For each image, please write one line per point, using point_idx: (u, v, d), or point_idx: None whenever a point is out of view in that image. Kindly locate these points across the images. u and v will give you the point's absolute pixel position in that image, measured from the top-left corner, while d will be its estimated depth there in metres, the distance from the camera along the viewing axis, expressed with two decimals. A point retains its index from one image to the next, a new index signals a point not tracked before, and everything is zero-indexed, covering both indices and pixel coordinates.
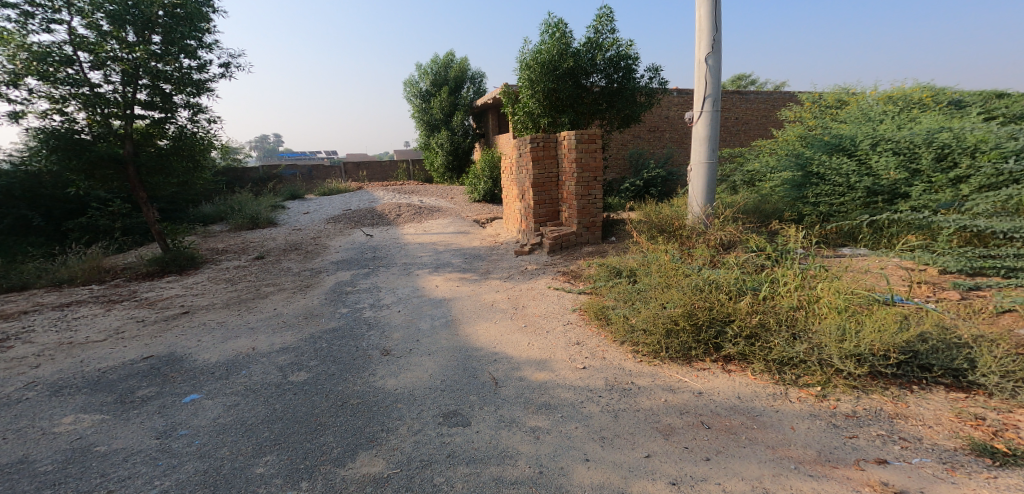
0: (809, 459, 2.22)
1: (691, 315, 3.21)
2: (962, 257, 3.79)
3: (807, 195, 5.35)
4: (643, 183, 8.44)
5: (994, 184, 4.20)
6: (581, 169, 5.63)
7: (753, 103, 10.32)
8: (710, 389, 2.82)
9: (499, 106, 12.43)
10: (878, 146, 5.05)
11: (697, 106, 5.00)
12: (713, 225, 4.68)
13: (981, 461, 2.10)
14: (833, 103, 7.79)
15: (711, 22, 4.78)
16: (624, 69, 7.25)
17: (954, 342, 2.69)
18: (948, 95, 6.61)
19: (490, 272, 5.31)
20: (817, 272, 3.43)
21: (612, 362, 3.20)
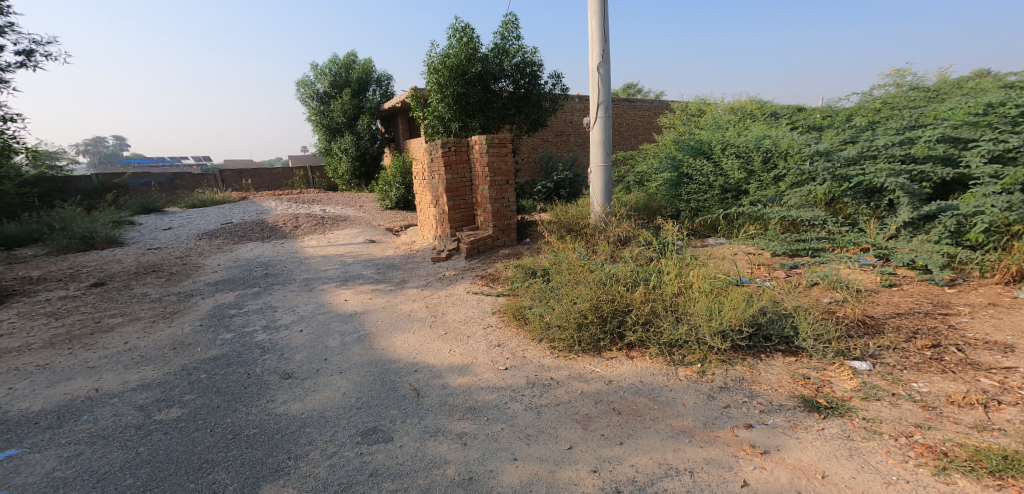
0: (698, 431, 2.49)
1: (598, 308, 3.44)
2: (784, 242, 4.57)
3: (682, 193, 5.97)
4: (554, 185, 8.72)
5: (798, 181, 5.12)
6: (494, 173, 5.77)
7: (640, 110, 11.18)
8: (617, 377, 3.04)
9: (407, 110, 12.26)
10: (726, 149, 5.92)
11: (592, 112, 5.32)
12: (612, 223, 5.03)
13: (812, 415, 2.50)
14: (695, 112, 8.81)
15: (602, 34, 5.13)
16: (529, 76, 7.55)
17: (782, 313, 3.19)
18: (771, 107, 7.91)
19: (405, 282, 5.25)
20: (690, 260, 3.87)
21: (532, 360, 3.33)
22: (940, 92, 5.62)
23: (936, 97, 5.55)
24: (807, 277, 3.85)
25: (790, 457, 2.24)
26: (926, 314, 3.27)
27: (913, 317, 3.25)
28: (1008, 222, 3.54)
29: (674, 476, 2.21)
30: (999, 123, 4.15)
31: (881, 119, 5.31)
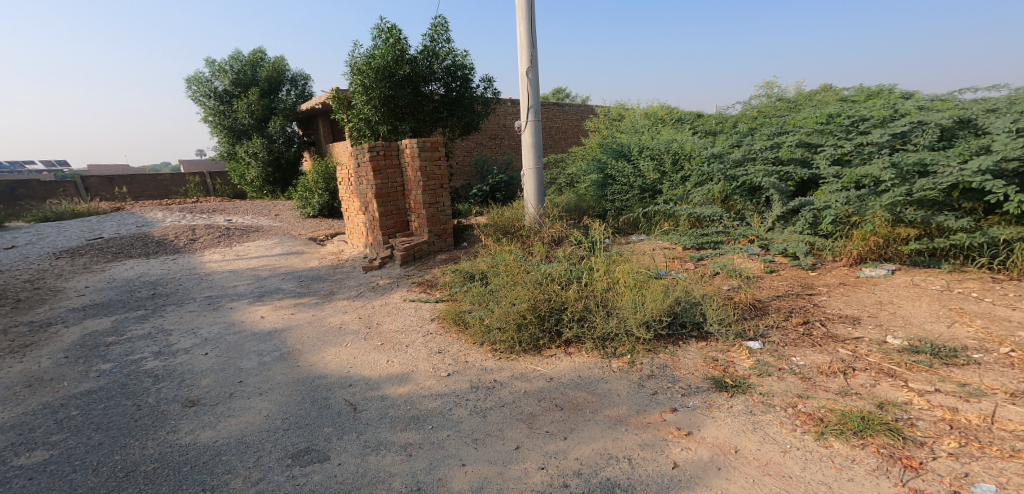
0: (631, 418, 2.63)
1: (536, 308, 3.53)
2: (691, 236, 4.98)
3: (607, 193, 6.22)
4: (489, 189, 8.77)
5: (700, 181, 5.63)
6: (427, 177, 5.73)
7: (568, 114, 11.56)
8: (557, 373, 3.13)
9: (329, 113, 11.91)
10: (642, 152, 6.32)
11: (523, 116, 5.43)
12: (546, 224, 5.16)
13: (722, 395, 2.73)
14: (615, 116, 9.29)
15: (529, 39, 5.24)
16: (461, 79, 7.54)
17: (692, 301, 3.46)
18: (676, 113, 8.60)
19: (334, 293, 5.09)
20: (614, 258, 4.09)
21: (474, 364, 3.35)
22: (795, 104, 6.50)
23: (790, 108, 6.43)
24: (713, 267, 4.19)
25: (710, 435, 2.43)
26: (798, 294, 3.75)
27: (787, 298, 3.71)
28: (847, 213, 4.17)
29: (614, 463, 2.32)
30: (833, 128, 4.71)
31: (759, 125, 5.90)
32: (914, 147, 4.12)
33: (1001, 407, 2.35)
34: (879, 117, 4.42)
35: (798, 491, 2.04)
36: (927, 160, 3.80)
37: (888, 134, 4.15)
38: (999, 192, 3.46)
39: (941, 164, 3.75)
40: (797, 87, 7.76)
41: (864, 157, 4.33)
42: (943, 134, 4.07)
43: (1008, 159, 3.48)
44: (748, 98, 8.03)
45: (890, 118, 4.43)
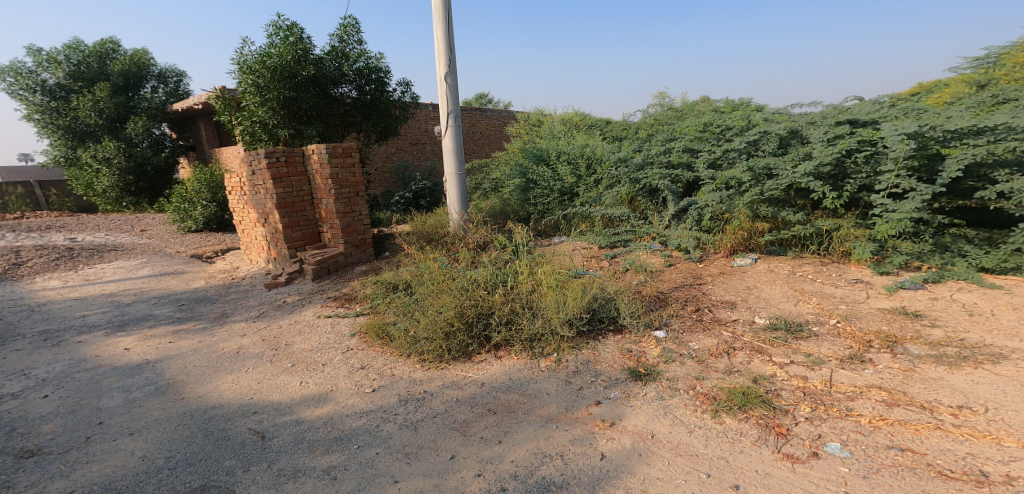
0: (561, 415, 2.71)
1: (463, 314, 3.53)
2: (604, 236, 5.24)
3: (530, 197, 6.37)
4: (412, 195, 8.62)
5: (610, 183, 5.88)
6: (340, 185, 5.54)
7: (491, 119, 11.69)
8: (488, 378, 3.16)
9: (211, 114, 10.66)
10: (559, 156, 6.55)
11: (443, 121, 5.41)
12: (471, 230, 5.18)
13: (638, 384, 2.91)
14: (535, 122, 9.57)
15: (446, 44, 5.23)
16: (376, 82, 7.35)
17: (608, 297, 3.66)
18: (592, 119, 9.05)
19: (229, 316, 4.73)
20: (537, 260, 4.20)
21: (402, 376, 3.29)
22: (682, 113, 7.05)
23: (677, 117, 6.98)
24: (624, 264, 4.43)
25: (630, 423, 2.58)
26: (691, 285, 4.11)
27: (683, 288, 4.05)
28: (722, 211, 4.75)
29: (548, 461, 2.38)
30: (706, 135, 5.19)
31: (655, 132, 6.32)
32: (763, 153, 4.67)
33: (837, 372, 2.86)
34: (739, 126, 4.91)
35: (704, 468, 2.27)
36: (771, 166, 4.40)
37: (745, 141, 4.68)
38: (820, 191, 4.17)
39: (780, 169, 4.36)
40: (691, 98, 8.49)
41: (728, 162, 4.90)
42: (781, 142, 4.65)
43: (824, 163, 4.15)
44: (650, 105, 8.58)
45: (746, 127, 4.95)
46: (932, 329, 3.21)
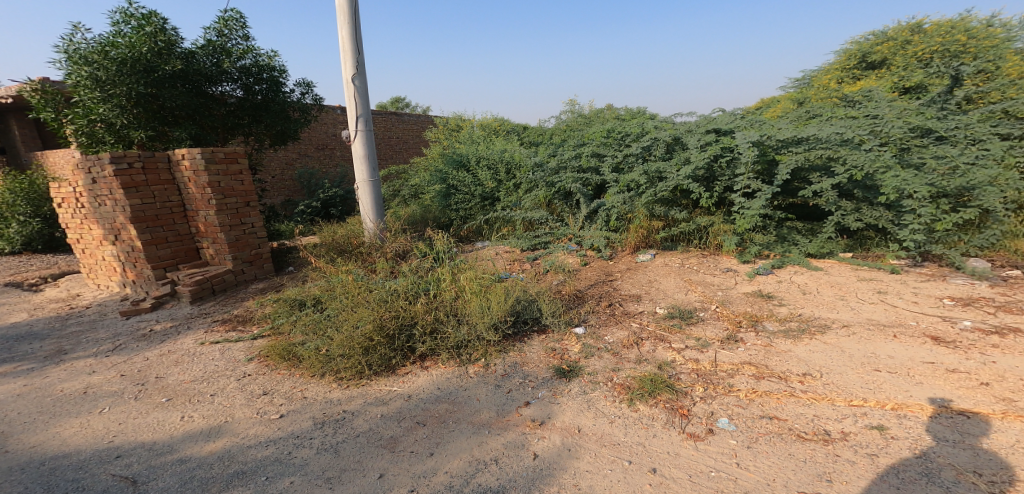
0: (493, 420, 2.72)
1: (382, 327, 3.40)
2: (527, 238, 5.37)
3: (451, 203, 6.32)
4: (321, 204, 8.17)
5: (530, 188, 6.03)
6: (224, 195, 5.14)
7: (408, 124, 11.47)
8: (415, 390, 3.09)
9: (26, 110, 9.07)
10: (479, 162, 6.59)
11: (351, 125, 5.20)
12: (388, 239, 5.02)
13: (564, 381, 3.01)
14: (454, 126, 9.57)
15: (353, 45, 5.04)
16: (267, 81, 6.52)
17: (531, 298, 3.73)
18: (511, 124, 9.24)
19: (65, 353, 4.04)
20: (459, 266, 4.18)
21: (316, 398, 3.10)
22: (590, 119, 7.40)
23: (587, 123, 7.33)
24: (544, 265, 4.59)
25: (559, 421, 2.67)
26: (604, 281, 4.32)
27: (598, 285, 4.24)
28: (626, 211, 5.03)
29: (483, 469, 2.37)
30: (608, 141, 5.45)
31: (567, 137, 6.58)
32: (654, 158, 5.05)
33: (719, 352, 3.18)
34: (636, 133, 5.27)
35: (625, 455, 2.40)
36: (661, 170, 4.79)
37: (640, 148, 5.04)
38: (698, 192, 4.58)
39: (668, 173, 4.73)
40: (600, 105, 8.97)
41: (628, 166, 5.22)
42: (667, 148, 5.03)
43: (698, 168, 4.58)
44: (563, 112, 8.92)
45: (641, 134, 5.31)
46: (779, 308, 3.72)
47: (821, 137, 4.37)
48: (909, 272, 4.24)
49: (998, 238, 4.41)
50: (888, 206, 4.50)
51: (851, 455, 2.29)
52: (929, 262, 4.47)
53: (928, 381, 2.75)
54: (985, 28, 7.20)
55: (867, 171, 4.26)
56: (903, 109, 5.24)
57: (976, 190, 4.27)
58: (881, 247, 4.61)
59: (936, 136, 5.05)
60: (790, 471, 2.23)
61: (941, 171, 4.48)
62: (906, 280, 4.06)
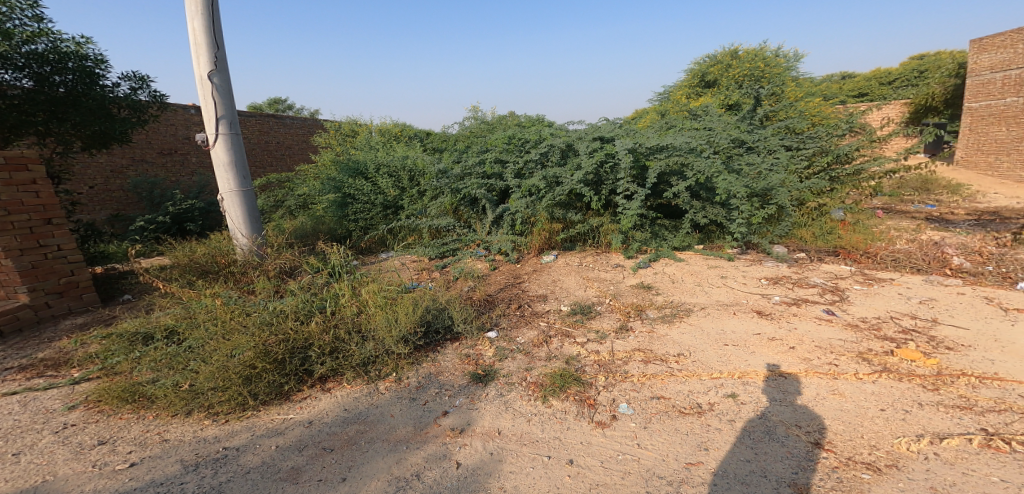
0: (410, 434, 2.62)
1: (267, 352, 3.00)
2: (435, 246, 5.37)
3: (348, 213, 6.00)
4: (172, 219, 7.01)
5: (434, 195, 5.94)
6: (9, 212, 4.13)
7: (291, 128, 10.57)
8: (317, 414, 2.83)
9: None
10: (379, 169, 6.33)
11: (209, 128, 4.56)
12: (269, 256, 4.47)
13: (481, 386, 3.04)
14: (350, 132, 9.29)
15: (209, 39, 4.43)
16: (79, 72, 5.28)
17: (441, 308, 3.68)
18: (411, 130, 9.11)
19: None
20: (361, 280, 3.95)
21: (182, 439, 2.66)
22: (493, 126, 7.50)
23: (489, 129, 7.43)
24: (454, 272, 4.64)
25: (479, 426, 2.68)
26: (513, 284, 4.44)
27: (507, 288, 4.34)
28: (529, 216, 5.18)
29: (406, 486, 2.26)
30: (511, 147, 5.65)
31: (471, 143, 6.61)
32: (551, 164, 5.35)
33: (615, 342, 3.46)
34: (534, 140, 5.53)
35: (544, 451, 2.48)
36: (557, 175, 5.09)
37: (539, 154, 5.30)
38: (590, 196, 5.01)
39: (564, 177, 5.05)
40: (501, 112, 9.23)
41: (529, 172, 5.45)
42: (563, 154, 5.37)
43: (589, 173, 4.98)
44: (464, 118, 8.93)
45: (539, 141, 5.59)
46: (657, 296, 4.18)
47: (677, 145, 5.00)
48: (738, 259, 5.07)
49: (790, 228, 5.51)
50: (725, 205, 5.30)
51: (719, 422, 2.65)
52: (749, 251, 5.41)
53: (758, 350, 3.32)
54: (774, 57, 8.98)
55: (707, 175, 4.95)
56: (727, 124, 6.27)
57: (773, 191, 5.36)
58: (722, 238, 5.44)
59: (746, 146, 6.19)
60: (677, 445, 2.51)
61: (751, 176, 5.49)
62: (737, 264, 4.85)
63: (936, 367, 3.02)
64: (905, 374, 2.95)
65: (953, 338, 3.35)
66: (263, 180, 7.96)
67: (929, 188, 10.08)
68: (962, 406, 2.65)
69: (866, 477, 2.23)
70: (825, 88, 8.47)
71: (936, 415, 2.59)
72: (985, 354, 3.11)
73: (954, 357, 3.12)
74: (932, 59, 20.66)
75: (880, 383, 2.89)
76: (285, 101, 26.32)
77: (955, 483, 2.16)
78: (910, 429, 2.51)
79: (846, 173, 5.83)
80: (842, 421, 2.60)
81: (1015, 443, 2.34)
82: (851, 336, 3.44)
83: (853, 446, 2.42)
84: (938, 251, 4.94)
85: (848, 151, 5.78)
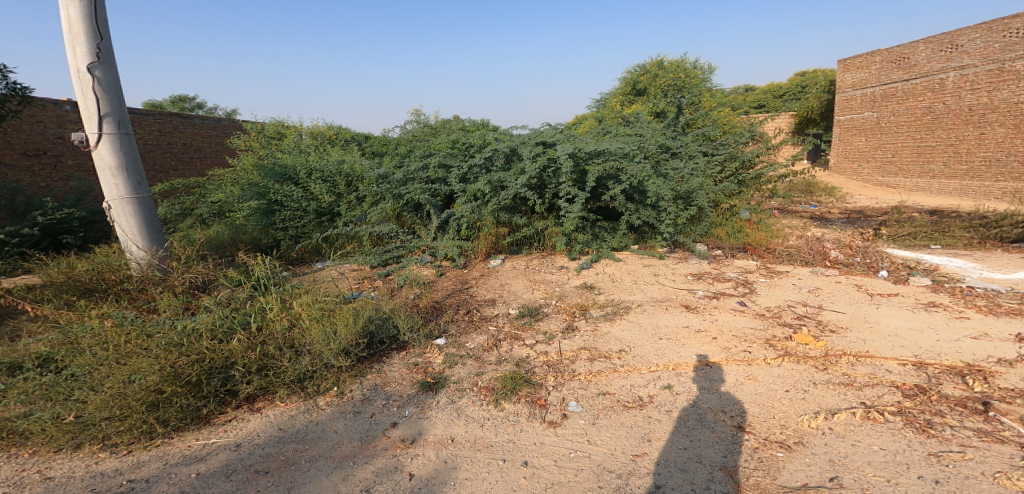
0: (357, 450, 2.50)
1: (178, 375, 2.72)
2: (377, 254, 5.23)
3: (275, 221, 5.63)
4: (43, 232, 6.07)
5: (375, 201, 5.83)
6: None
7: (201, 128, 9.75)
8: (246, 436, 2.62)
9: None
10: (311, 175, 6.02)
11: (90, 128, 3.87)
12: (174, 269, 3.87)
13: (430, 394, 2.97)
14: (275, 135, 8.76)
15: (88, 26, 3.78)
16: None
17: (385, 317, 3.56)
18: (348, 133, 8.81)
19: None
20: (293, 292, 3.71)
21: (73, 476, 2.33)
22: (437, 130, 7.38)
23: (433, 133, 7.30)
24: (398, 280, 4.54)
25: (430, 435, 2.61)
26: (461, 290, 4.42)
27: (455, 294, 4.31)
28: (474, 220, 5.24)
29: None
30: (454, 151, 5.57)
31: (413, 147, 6.47)
32: (495, 168, 5.37)
33: (563, 342, 3.53)
34: (479, 144, 5.52)
35: (499, 455, 2.47)
36: (502, 180, 5.13)
37: (483, 158, 5.31)
38: (534, 199, 5.11)
39: (508, 182, 5.10)
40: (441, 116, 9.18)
41: (474, 177, 5.43)
42: (506, 159, 5.39)
43: (532, 177, 5.07)
44: (407, 120, 8.75)
45: (483, 145, 5.59)
46: (599, 296, 4.33)
47: (613, 150, 5.22)
48: (668, 257, 5.38)
49: (709, 228, 5.94)
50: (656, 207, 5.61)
51: (659, 413, 2.78)
52: (677, 250, 5.79)
53: (688, 342, 3.54)
54: (693, 70, 9.80)
55: (640, 179, 5.20)
56: (655, 130, 6.67)
57: (694, 193, 5.75)
58: (654, 238, 5.76)
59: (671, 152, 6.61)
60: (624, 438, 2.58)
61: (677, 180, 5.86)
62: (667, 262, 5.15)
63: (824, 348, 3.38)
64: (801, 356, 3.28)
65: (834, 321, 3.80)
66: (165, 185, 7.23)
67: (813, 190, 11.43)
68: (844, 383, 2.96)
69: (780, 455, 2.39)
70: (735, 99, 9.25)
71: (827, 393, 2.87)
72: (859, 335, 3.55)
73: (838, 339, 3.52)
74: (811, 76, 23.24)
75: (784, 366, 3.19)
76: (191, 99, 24.20)
77: (847, 454, 2.36)
78: (809, 407, 2.75)
79: (750, 178, 6.46)
80: (759, 403, 2.82)
81: (887, 413, 2.64)
82: (760, 324, 3.79)
83: (771, 425, 2.62)
84: (820, 245, 5.57)
85: (752, 158, 6.42)
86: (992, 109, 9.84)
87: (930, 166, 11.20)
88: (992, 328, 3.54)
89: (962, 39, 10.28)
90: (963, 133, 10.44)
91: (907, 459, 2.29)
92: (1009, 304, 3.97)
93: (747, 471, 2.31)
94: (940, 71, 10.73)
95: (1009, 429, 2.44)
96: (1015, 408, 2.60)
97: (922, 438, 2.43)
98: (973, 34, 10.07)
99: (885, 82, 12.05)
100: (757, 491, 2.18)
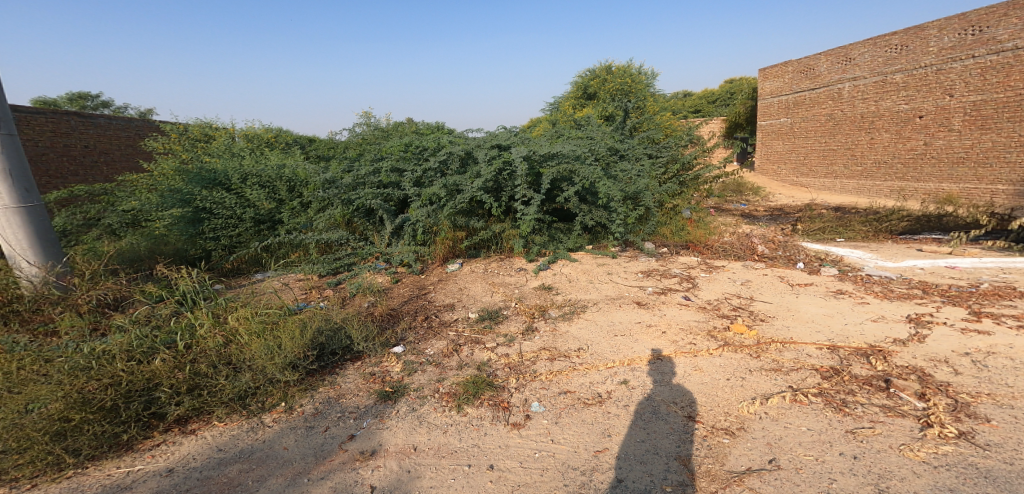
0: (310, 466, 2.40)
1: (88, 400, 2.47)
2: (326, 263, 5.06)
3: (204, 230, 5.26)
4: None
5: (321, 206, 5.61)
6: None
7: (107, 129, 9.03)
8: (179, 460, 2.45)
9: None
10: (246, 180, 5.70)
11: None
12: (79, 286, 3.51)
13: (388, 404, 2.89)
14: (200, 137, 8.24)
15: None
16: None
17: (336, 327, 3.42)
18: (289, 136, 8.45)
19: None
20: (227, 304, 3.47)
21: None
22: (388, 133, 7.21)
23: (383, 136, 7.14)
24: (350, 289, 4.40)
25: (390, 445, 2.54)
26: (418, 296, 4.34)
27: (412, 301, 4.23)
28: (430, 225, 5.18)
29: None
30: (408, 155, 5.51)
31: (362, 151, 6.31)
32: (451, 172, 5.33)
33: (522, 344, 3.56)
34: (433, 147, 5.46)
35: (463, 460, 2.44)
36: (458, 183, 5.09)
37: (438, 162, 5.25)
38: (491, 202, 5.12)
39: (464, 185, 5.07)
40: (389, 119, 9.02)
41: (427, 180, 5.35)
42: (461, 162, 5.38)
43: (488, 180, 5.07)
44: (354, 123, 8.52)
45: (437, 148, 5.53)
46: (556, 296, 4.40)
47: (566, 152, 5.32)
48: (619, 256, 5.56)
49: (655, 227, 6.17)
50: (608, 207, 5.77)
51: (617, 407, 2.86)
52: (627, 249, 5.97)
53: (640, 337, 3.67)
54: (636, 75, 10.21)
55: (592, 181, 5.33)
56: (604, 133, 6.88)
57: (641, 193, 5.95)
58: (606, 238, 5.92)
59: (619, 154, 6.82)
60: (584, 435, 2.64)
61: (627, 181, 6.03)
62: (619, 261, 5.31)
63: (756, 337, 3.60)
64: (738, 346, 3.48)
65: (764, 311, 4.07)
66: (64, 192, 6.56)
67: (741, 189, 12.11)
68: (775, 368, 3.16)
69: (725, 441, 2.52)
70: (674, 104, 9.67)
71: (761, 379, 3.05)
72: (785, 322, 3.82)
73: (768, 327, 3.77)
74: (736, 84, 24.73)
75: (725, 355, 3.37)
76: (96, 97, 22.25)
77: (782, 436, 2.52)
78: (747, 393, 2.92)
79: (690, 178, 6.77)
80: (706, 392, 2.96)
81: (811, 395, 2.84)
82: (702, 316, 3.99)
83: (717, 414, 2.75)
84: (748, 241, 5.96)
85: (692, 159, 6.78)
86: (880, 116, 10.84)
87: (834, 167, 12.19)
88: (887, 310, 3.93)
89: (853, 53, 11.22)
90: (857, 137, 11.43)
91: (831, 437, 2.48)
92: (900, 289, 4.41)
93: (698, 459, 2.41)
94: (838, 81, 11.68)
95: (907, 403, 2.69)
96: (910, 383, 2.88)
97: (841, 417, 2.64)
98: (862, 49, 11.02)
99: (795, 91, 13.00)
100: (709, 478, 2.28)
